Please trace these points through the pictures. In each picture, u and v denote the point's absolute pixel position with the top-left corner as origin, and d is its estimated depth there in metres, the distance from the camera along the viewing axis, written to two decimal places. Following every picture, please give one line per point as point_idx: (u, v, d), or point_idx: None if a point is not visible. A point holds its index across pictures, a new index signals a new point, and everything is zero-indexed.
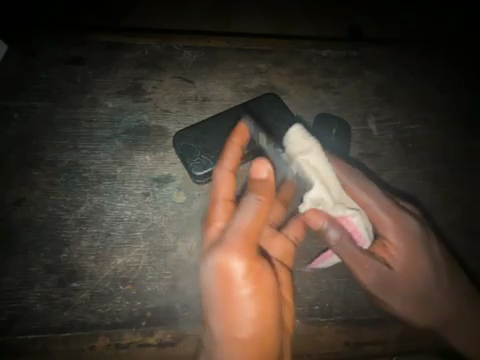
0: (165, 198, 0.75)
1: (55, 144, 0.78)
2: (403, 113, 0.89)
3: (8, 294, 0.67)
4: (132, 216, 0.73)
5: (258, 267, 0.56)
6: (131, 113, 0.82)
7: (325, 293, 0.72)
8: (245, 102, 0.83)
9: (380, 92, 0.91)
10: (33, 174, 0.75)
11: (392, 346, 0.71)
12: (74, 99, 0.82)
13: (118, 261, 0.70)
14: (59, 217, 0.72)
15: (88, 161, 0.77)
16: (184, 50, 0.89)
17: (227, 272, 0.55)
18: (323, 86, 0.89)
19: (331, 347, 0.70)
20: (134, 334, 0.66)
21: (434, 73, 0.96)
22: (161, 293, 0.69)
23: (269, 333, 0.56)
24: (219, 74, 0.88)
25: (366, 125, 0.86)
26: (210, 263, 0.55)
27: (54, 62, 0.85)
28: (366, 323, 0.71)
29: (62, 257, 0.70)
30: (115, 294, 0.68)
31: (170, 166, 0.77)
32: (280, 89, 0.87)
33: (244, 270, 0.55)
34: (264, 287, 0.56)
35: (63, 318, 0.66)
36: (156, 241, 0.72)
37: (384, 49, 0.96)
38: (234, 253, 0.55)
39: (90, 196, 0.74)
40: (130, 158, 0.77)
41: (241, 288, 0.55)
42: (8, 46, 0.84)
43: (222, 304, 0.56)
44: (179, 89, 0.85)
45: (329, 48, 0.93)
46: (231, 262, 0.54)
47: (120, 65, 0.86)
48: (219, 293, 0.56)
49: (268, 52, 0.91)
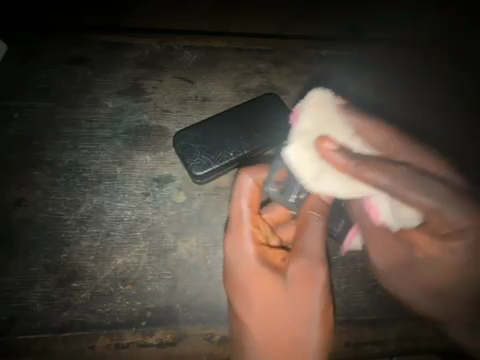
0: (165, 198, 0.75)
1: (55, 144, 0.78)
2: (403, 113, 0.89)
3: (8, 294, 0.67)
4: (132, 216, 0.73)
5: (329, 302, 0.62)
6: (131, 113, 0.82)
7: None
8: (245, 102, 0.83)
9: (380, 92, 0.91)
10: (33, 174, 0.75)
11: (392, 346, 0.72)
12: (74, 99, 0.82)
13: (118, 261, 0.70)
14: (59, 217, 0.72)
15: (88, 161, 0.77)
16: (184, 50, 0.89)
17: (305, 295, 0.61)
18: (323, 86, 0.89)
19: (331, 346, 0.70)
20: (134, 334, 0.66)
21: (434, 74, 0.96)
22: (161, 293, 0.69)
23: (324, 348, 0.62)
24: (219, 74, 0.88)
25: None
26: (290, 277, 0.62)
27: (54, 62, 0.85)
28: (366, 323, 0.71)
29: (62, 257, 0.70)
30: (115, 294, 0.68)
31: (170, 166, 0.77)
32: (280, 89, 0.87)
33: (320, 301, 0.61)
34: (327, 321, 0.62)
35: (62, 318, 0.66)
36: (157, 241, 0.72)
37: (384, 49, 0.95)
38: (317, 283, 0.61)
39: (90, 196, 0.74)
40: (130, 158, 0.77)
41: (311, 315, 0.61)
42: (8, 46, 0.84)
43: (284, 324, 0.62)
44: (179, 89, 0.85)
45: (330, 48, 0.93)
46: (312, 288, 0.61)
47: (120, 65, 0.86)
48: (288, 311, 0.61)
49: (268, 52, 0.91)
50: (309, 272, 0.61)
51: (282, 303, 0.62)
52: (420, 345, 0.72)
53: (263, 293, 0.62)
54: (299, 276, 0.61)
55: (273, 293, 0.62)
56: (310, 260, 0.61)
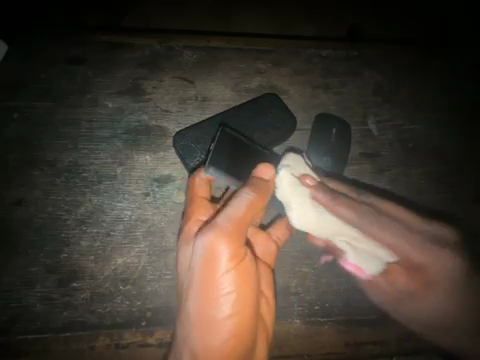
0: (165, 198, 0.75)
1: (55, 144, 0.78)
2: (403, 113, 0.89)
3: (8, 295, 0.67)
4: (132, 216, 0.73)
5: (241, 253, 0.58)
6: (131, 113, 0.81)
7: (325, 294, 0.72)
8: (245, 102, 0.83)
9: (380, 92, 0.91)
10: (33, 174, 0.75)
11: (393, 347, 0.71)
12: (74, 99, 0.82)
13: (118, 261, 0.70)
14: (59, 217, 0.72)
15: (88, 161, 0.77)
16: (184, 50, 0.89)
17: (213, 258, 0.56)
18: (323, 86, 0.89)
19: (331, 347, 0.71)
20: (134, 334, 0.66)
21: (434, 73, 0.96)
22: (162, 293, 0.69)
23: (242, 334, 0.58)
24: (219, 74, 0.87)
25: (366, 125, 0.87)
26: (198, 244, 0.57)
27: (54, 63, 0.85)
28: (366, 323, 0.72)
29: (62, 257, 0.70)
30: (115, 294, 0.68)
31: (171, 165, 0.77)
32: (280, 89, 0.87)
33: (229, 259, 0.57)
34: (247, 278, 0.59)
35: (63, 318, 0.66)
36: (156, 241, 0.72)
37: (384, 49, 0.95)
38: (222, 237, 0.56)
39: (90, 196, 0.74)
40: (130, 158, 0.77)
41: (220, 274, 0.57)
42: (8, 46, 0.84)
43: (198, 300, 0.58)
44: (178, 89, 0.85)
45: (330, 48, 0.93)
46: (217, 244, 0.56)
47: (120, 65, 0.86)
48: (199, 285, 0.58)
49: (268, 53, 0.91)
50: (213, 241, 0.56)
51: (202, 281, 0.57)
52: (420, 345, 0.72)
53: (182, 266, 0.63)
54: (205, 247, 0.56)
55: (194, 268, 0.58)
56: (212, 226, 0.57)
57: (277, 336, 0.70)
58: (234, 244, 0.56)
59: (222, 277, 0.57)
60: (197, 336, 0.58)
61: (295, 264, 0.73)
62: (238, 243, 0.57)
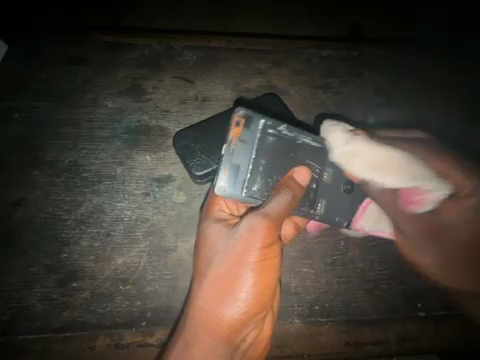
0: (165, 198, 0.75)
1: (55, 144, 0.78)
2: (404, 113, 0.89)
3: (8, 294, 0.67)
4: (132, 216, 0.73)
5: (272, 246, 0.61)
6: (131, 113, 0.81)
7: (325, 293, 0.72)
8: (245, 102, 0.83)
9: (380, 92, 0.91)
10: (33, 174, 0.75)
11: (393, 347, 0.71)
12: (74, 99, 0.82)
13: (118, 261, 0.70)
14: (59, 217, 0.72)
15: (88, 161, 0.77)
16: (184, 50, 0.89)
17: (248, 237, 0.60)
18: (323, 86, 0.89)
19: (332, 347, 0.70)
20: (134, 334, 0.66)
21: (434, 74, 0.96)
22: (162, 293, 0.69)
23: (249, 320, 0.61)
24: (219, 74, 0.87)
25: (366, 126, 0.87)
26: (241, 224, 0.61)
27: (54, 63, 0.84)
28: (366, 323, 0.71)
29: (62, 257, 0.70)
30: (115, 294, 0.68)
31: (170, 166, 0.77)
32: (280, 90, 0.87)
33: (264, 245, 0.60)
34: (269, 271, 0.61)
35: (63, 318, 0.66)
36: (156, 241, 0.72)
37: (384, 49, 0.95)
38: (264, 224, 0.60)
39: (90, 196, 0.74)
40: (130, 158, 0.77)
41: (250, 258, 0.60)
42: (8, 46, 0.84)
43: (219, 278, 0.60)
44: (179, 89, 0.85)
45: (330, 48, 0.93)
46: (256, 227, 0.60)
47: (120, 65, 0.86)
48: (225, 262, 0.60)
49: (268, 53, 0.91)
50: (256, 226, 0.60)
51: (231, 251, 0.60)
52: (421, 346, 0.72)
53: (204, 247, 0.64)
54: (246, 227, 0.60)
55: (227, 246, 0.61)
56: (256, 211, 0.61)
57: (277, 336, 0.70)
58: (270, 235, 0.60)
59: (253, 259, 0.60)
60: (209, 311, 0.59)
61: (295, 264, 0.73)
62: (272, 224, 0.60)
